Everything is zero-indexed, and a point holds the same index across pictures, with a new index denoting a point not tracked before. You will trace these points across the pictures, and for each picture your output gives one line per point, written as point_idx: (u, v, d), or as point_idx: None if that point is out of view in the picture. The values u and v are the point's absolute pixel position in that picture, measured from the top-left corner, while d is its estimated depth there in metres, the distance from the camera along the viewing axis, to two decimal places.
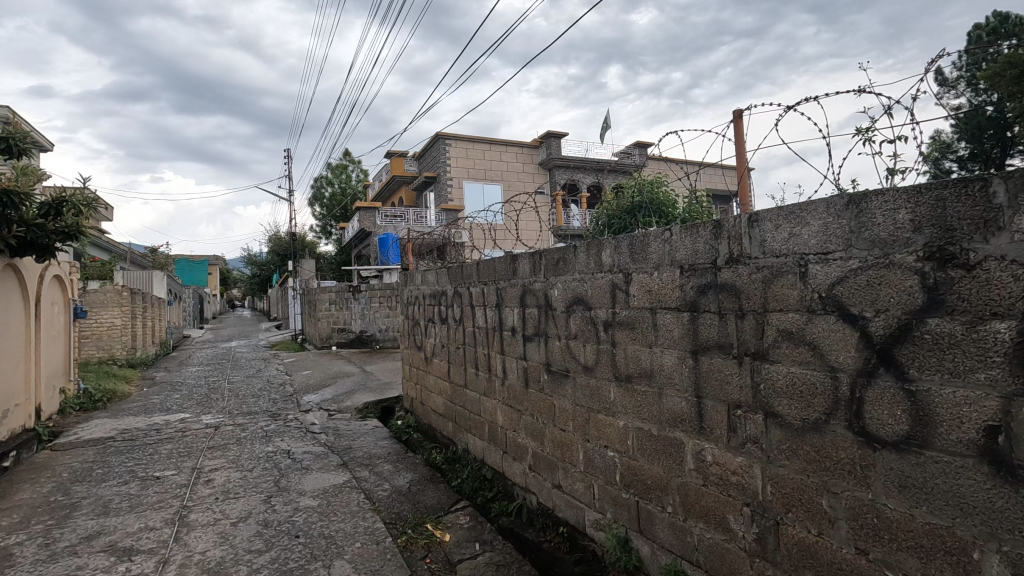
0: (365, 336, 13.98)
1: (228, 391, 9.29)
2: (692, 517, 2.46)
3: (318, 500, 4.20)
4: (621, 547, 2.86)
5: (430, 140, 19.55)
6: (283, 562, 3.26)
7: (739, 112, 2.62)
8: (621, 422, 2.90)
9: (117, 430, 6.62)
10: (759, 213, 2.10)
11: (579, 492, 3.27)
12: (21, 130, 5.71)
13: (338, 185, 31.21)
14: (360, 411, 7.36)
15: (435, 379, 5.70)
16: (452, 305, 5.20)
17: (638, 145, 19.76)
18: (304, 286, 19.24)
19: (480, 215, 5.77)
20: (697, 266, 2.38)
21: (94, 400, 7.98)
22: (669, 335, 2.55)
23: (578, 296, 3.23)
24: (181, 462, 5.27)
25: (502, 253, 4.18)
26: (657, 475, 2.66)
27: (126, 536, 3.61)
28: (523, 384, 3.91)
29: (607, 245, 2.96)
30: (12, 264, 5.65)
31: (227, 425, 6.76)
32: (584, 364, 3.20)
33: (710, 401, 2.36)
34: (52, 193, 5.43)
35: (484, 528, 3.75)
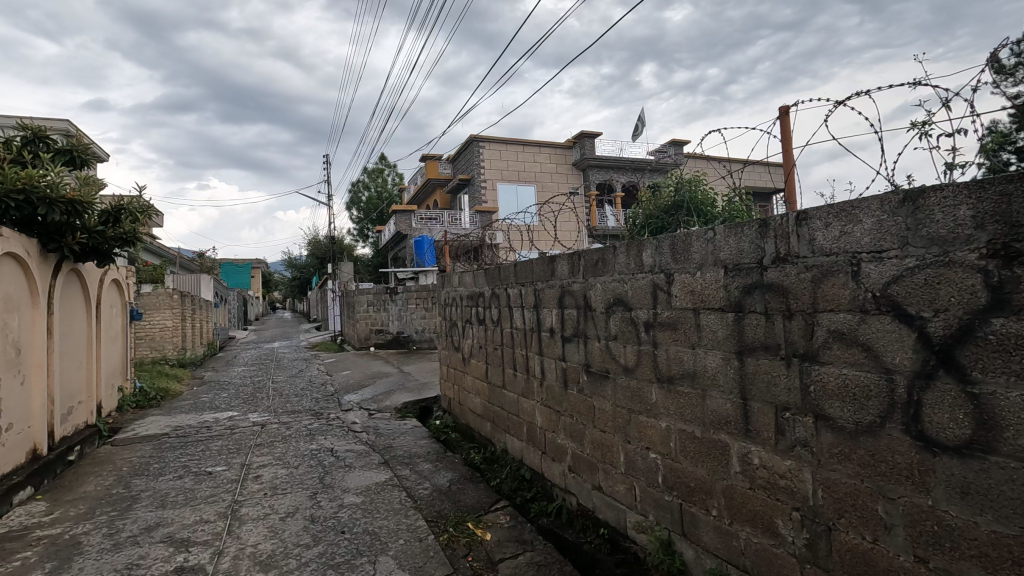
0: (402, 337, 14.23)
1: (272, 390, 9.60)
2: (739, 521, 2.42)
3: (362, 498, 4.31)
4: (665, 549, 2.83)
5: (464, 143, 19.75)
6: (331, 556, 3.35)
7: (787, 108, 2.57)
8: (663, 424, 2.88)
9: (170, 426, 6.93)
10: (808, 211, 2.05)
11: (620, 494, 3.25)
12: (84, 142, 6.04)
13: (374, 189, 31.81)
14: (399, 411, 7.49)
15: (473, 380, 5.75)
16: (489, 306, 5.23)
17: (674, 143, 19.49)
18: (343, 289, 19.68)
19: (517, 216, 5.79)
20: (742, 265, 2.35)
21: (149, 398, 8.38)
22: (713, 336, 2.52)
23: (618, 297, 3.22)
24: (231, 458, 5.48)
25: (540, 254, 4.19)
26: (701, 477, 2.62)
27: (183, 528, 3.78)
28: (562, 385, 3.91)
29: (648, 246, 2.94)
30: (76, 269, 5.98)
31: (273, 423, 6.99)
32: (625, 365, 3.18)
33: (757, 404, 2.32)
34: (111, 202, 5.77)
35: (524, 528, 3.77)
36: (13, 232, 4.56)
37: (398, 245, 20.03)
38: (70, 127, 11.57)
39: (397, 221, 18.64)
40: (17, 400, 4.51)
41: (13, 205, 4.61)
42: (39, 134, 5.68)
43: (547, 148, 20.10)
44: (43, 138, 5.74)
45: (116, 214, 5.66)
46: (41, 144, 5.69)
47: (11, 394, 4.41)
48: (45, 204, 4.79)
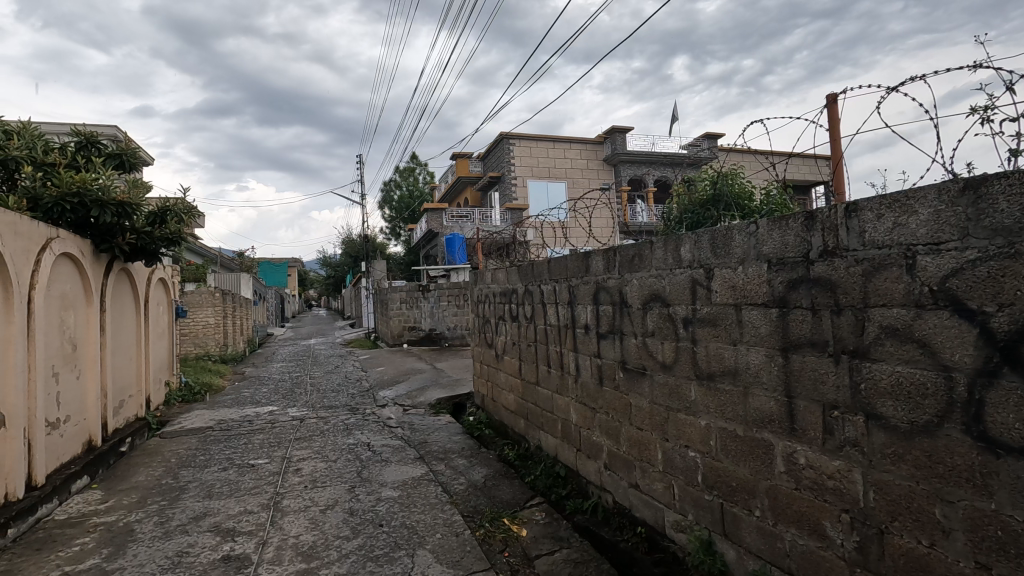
0: (434, 335, 14.40)
1: (310, 385, 9.83)
2: (783, 522, 2.35)
3: (399, 492, 4.37)
4: (705, 549, 2.78)
5: (495, 141, 19.81)
6: (370, 549, 3.41)
7: (834, 96, 2.48)
8: (703, 422, 2.82)
9: (214, 420, 7.17)
10: (858, 203, 1.98)
11: (658, 493, 3.20)
12: (132, 146, 6.27)
13: (406, 188, 32.22)
14: (433, 407, 7.59)
15: (506, 377, 5.75)
16: (522, 303, 5.23)
17: (708, 137, 19.11)
18: (376, 286, 20.01)
19: (550, 213, 5.77)
20: (786, 259, 2.28)
21: (194, 393, 8.69)
22: (755, 332, 2.46)
23: (655, 293, 3.17)
24: (272, 452, 5.63)
25: (574, 251, 4.16)
26: (743, 477, 2.56)
27: (228, 518, 3.91)
28: (598, 383, 3.88)
29: (686, 240, 2.89)
30: (125, 268, 6.23)
31: (311, 418, 7.16)
32: (662, 362, 3.13)
33: (802, 401, 2.25)
34: (158, 203, 5.96)
35: (560, 525, 3.76)
36: (69, 233, 4.80)
37: (429, 244, 20.22)
38: (118, 133, 12.17)
39: (428, 220, 18.84)
40: (73, 393, 4.73)
41: (68, 208, 4.82)
42: (90, 139, 5.93)
43: (577, 144, 19.97)
44: (95, 143, 5.99)
45: (163, 215, 5.87)
46: (92, 149, 5.94)
47: (68, 388, 4.63)
48: (97, 206, 4.99)
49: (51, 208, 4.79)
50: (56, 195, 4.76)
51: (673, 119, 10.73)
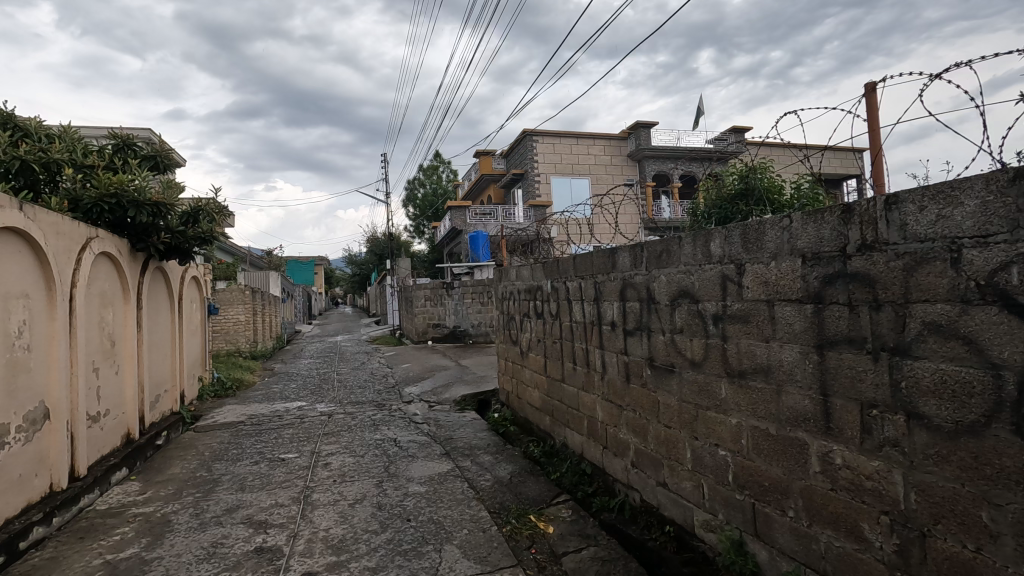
0: (458, 332, 14.49)
1: (337, 381, 10.00)
2: (819, 523, 2.30)
3: (425, 487, 4.41)
4: (736, 550, 2.73)
5: (518, 138, 19.79)
6: (398, 543, 3.44)
7: (873, 85, 2.41)
8: (733, 420, 2.77)
9: (245, 415, 7.34)
10: (899, 195, 1.91)
11: (687, 492, 3.16)
12: (167, 148, 6.45)
13: (430, 186, 32.43)
14: (458, 403, 7.63)
15: (531, 373, 5.74)
16: (547, 300, 5.21)
17: (735, 131, 18.74)
18: (400, 284, 20.19)
19: (574, 209, 5.74)
20: (822, 254, 2.22)
21: (226, 388, 8.91)
22: (788, 329, 2.41)
23: (683, 289, 3.13)
24: (302, 446, 5.74)
25: (600, 247, 4.13)
26: (776, 476, 2.51)
27: (260, 510, 3.99)
28: (624, 380, 3.84)
29: (716, 235, 2.84)
30: (160, 267, 6.41)
31: (338, 414, 7.28)
32: (691, 359, 3.09)
33: (839, 400, 2.19)
34: (191, 203, 6.12)
35: (587, 523, 3.75)
36: (107, 232, 4.96)
37: (453, 241, 20.33)
38: (152, 135, 12.59)
39: (452, 217, 18.94)
40: (112, 387, 4.89)
41: (106, 209, 4.97)
42: (127, 141, 6.11)
43: (600, 140, 19.82)
44: (131, 145, 6.18)
45: (195, 214, 6.03)
46: (129, 151, 6.12)
47: (108, 383, 4.78)
48: (134, 206, 5.14)
49: (90, 209, 4.95)
50: (95, 196, 4.92)
51: (699, 113, 10.60)
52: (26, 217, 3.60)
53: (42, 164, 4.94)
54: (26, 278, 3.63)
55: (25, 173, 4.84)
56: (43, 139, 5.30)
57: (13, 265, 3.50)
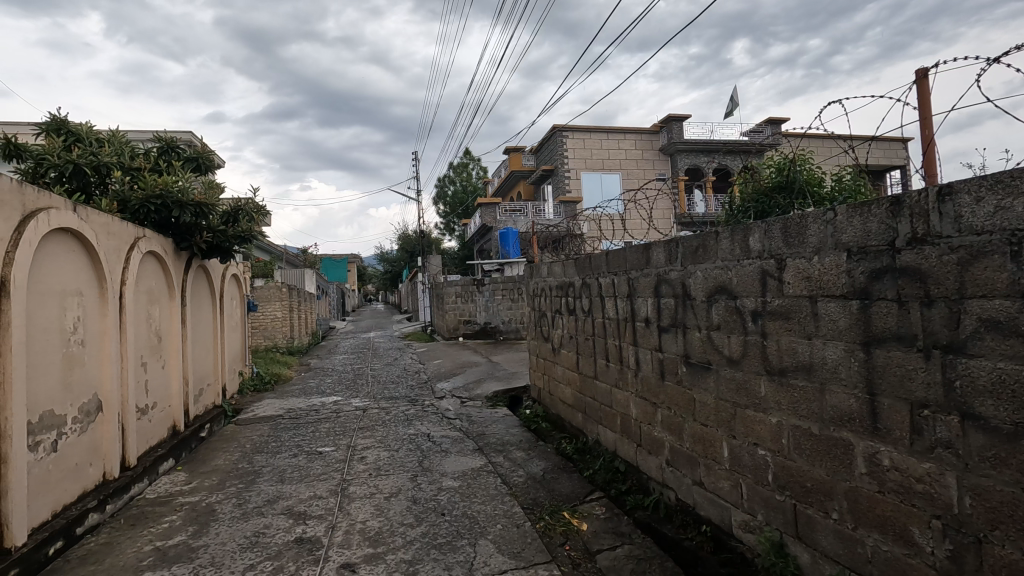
0: (489, 328, 14.55)
1: (371, 377, 10.18)
2: (865, 526, 2.23)
3: (459, 482, 4.45)
4: (776, 552, 2.66)
5: (548, 134, 19.70)
6: (433, 537, 3.48)
7: (925, 72, 2.30)
8: (774, 419, 2.71)
9: (283, 409, 7.54)
10: (953, 185, 1.83)
11: (724, 492, 3.10)
12: (208, 149, 6.66)
13: (460, 184, 32.61)
14: (490, 399, 7.68)
15: (563, 370, 5.72)
16: (579, 296, 5.18)
17: (772, 122, 18.22)
18: (431, 281, 20.39)
19: (606, 205, 5.69)
20: (868, 248, 2.14)
21: (265, 382, 9.18)
22: (833, 326, 2.33)
23: (720, 285, 3.06)
24: (338, 440, 5.87)
25: (634, 243, 4.08)
26: (819, 477, 2.44)
27: (300, 502, 4.10)
28: (659, 377, 3.80)
29: (755, 230, 2.77)
30: (203, 265, 6.63)
31: (373, 409, 7.41)
32: (729, 357, 3.02)
33: (887, 399, 2.11)
34: (231, 203, 6.30)
35: (621, 521, 3.73)
36: (153, 232, 5.15)
37: (483, 238, 20.41)
38: (193, 137, 13.10)
39: (482, 214, 19.01)
40: (159, 380, 5.09)
41: (152, 209, 5.16)
42: (171, 144, 6.34)
43: (631, 134, 19.55)
44: (174, 148, 6.40)
45: (235, 214, 6.22)
46: (173, 153, 6.35)
47: (155, 377, 4.98)
48: (178, 206, 5.32)
49: (137, 210, 5.13)
50: (142, 198, 5.10)
51: (733, 105, 10.37)
52: (79, 218, 3.77)
53: (94, 167, 5.16)
54: (80, 276, 3.81)
55: (77, 176, 5.06)
56: (94, 143, 5.53)
57: (67, 263, 3.67)
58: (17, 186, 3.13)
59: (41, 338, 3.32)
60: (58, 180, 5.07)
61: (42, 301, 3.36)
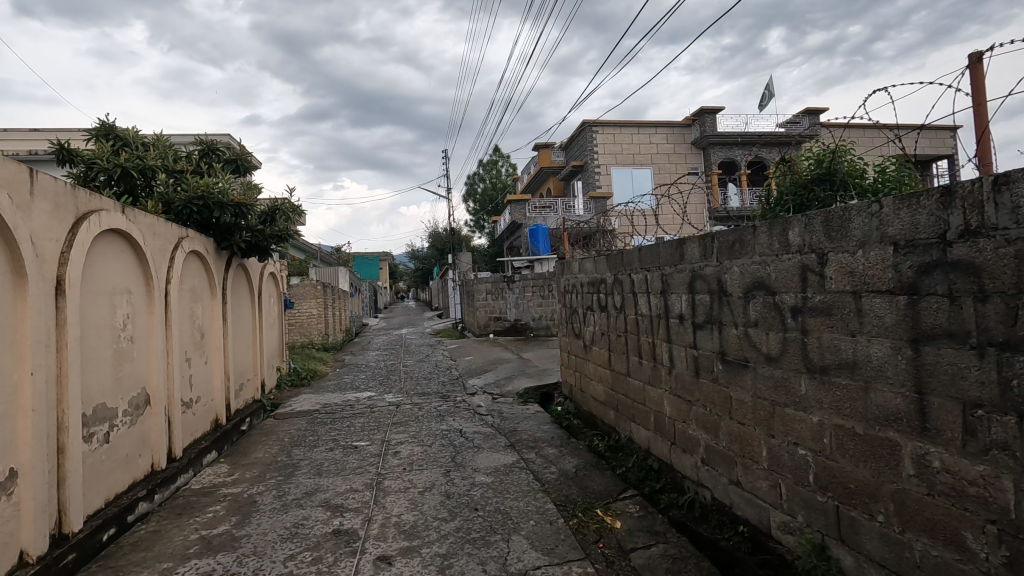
0: (519, 325, 14.57)
1: (404, 373, 10.33)
2: (913, 530, 2.15)
3: (492, 478, 4.48)
4: (818, 554, 2.59)
5: (578, 129, 19.56)
6: (467, 531, 3.52)
7: (979, 56, 2.20)
8: (815, 418, 2.63)
9: (319, 404, 7.72)
10: (1010, 174, 1.74)
11: (763, 492, 3.04)
12: (246, 151, 6.85)
13: (490, 181, 32.70)
14: (521, 396, 7.70)
15: (595, 367, 5.69)
16: (611, 293, 5.14)
17: (810, 113, 17.68)
18: (462, 277, 20.56)
19: (638, 200, 5.61)
20: (917, 241, 2.06)
21: (301, 378, 9.42)
22: (878, 322, 2.25)
23: (758, 280, 2.99)
24: (373, 434, 5.98)
25: (667, 238, 4.02)
26: (864, 478, 2.36)
27: (337, 495, 4.19)
28: (694, 375, 3.74)
29: (794, 224, 2.69)
30: (242, 264, 6.83)
31: (406, 404, 7.52)
32: (768, 354, 2.95)
33: (937, 399, 2.03)
34: (268, 203, 6.47)
35: (655, 519, 3.69)
36: (196, 232, 5.33)
37: (513, 235, 20.42)
38: (231, 141, 13.53)
39: (511, 211, 19.03)
40: (202, 375, 5.28)
41: (195, 210, 5.33)
42: (211, 147, 6.54)
43: (663, 128, 19.26)
44: (214, 150, 6.60)
45: (273, 214, 6.39)
46: (213, 156, 6.55)
47: (199, 372, 5.17)
48: (219, 207, 5.49)
49: (181, 211, 5.31)
50: (185, 199, 5.27)
51: (769, 97, 10.11)
52: (127, 219, 3.94)
53: (139, 170, 5.34)
54: (128, 275, 3.97)
55: (125, 179, 5.26)
56: (139, 147, 5.74)
57: (117, 263, 3.83)
58: (70, 189, 3.29)
59: (94, 335, 3.48)
60: (107, 183, 5.28)
61: (94, 299, 3.52)
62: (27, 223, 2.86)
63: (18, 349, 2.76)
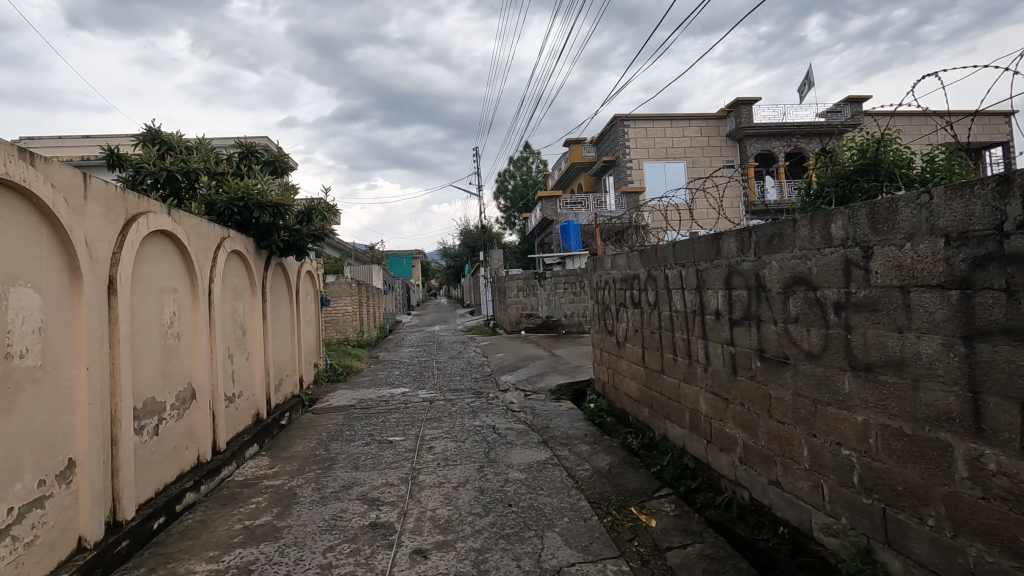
0: (551, 322, 14.53)
1: (437, 369, 10.45)
2: (966, 535, 2.05)
3: (525, 474, 4.49)
4: (862, 558, 2.51)
5: (609, 124, 19.35)
6: (501, 527, 3.53)
7: None
8: (859, 417, 2.54)
9: (355, 399, 7.88)
10: None
11: (804, 492, 2.95)
12: (283, 153, 7.02)
13: (520, 178, 32.68)
14: (554, 393, 7.69)
15: (628, 364, 5.63)
16: (645, 289, 5.07)
17: (852, 101, 17.04)
18: (493, 274, 20.64)
19: (672, 195, 5.52)
20: (971, 233, 1.96)
21: (338, 373, 9.63)
22: (928, 318, 2.16)
23: (799, 275, 2.91)
24: (407, 430, 6.07)
25: (703, 233, 3.94)
26: (912, 480, 2.27)
27: (373, 488, 4.27)
28: (730, 372, 3.66)
29: (837, 217, 2.60)
30: (280, 263, 7.01)
31: (440, 400, 7.60)
32: (809, 351, 2.87)
33: (993, 399, 1.93)
34: (305, 203, 6.61)
35: (691, 519, 3.64)
36: (236, 232, 5.50)
37: (545, 232, 20.37)
38: (268, 143, 13.91)
39: (543, 208, 18.98)
40: (244, 371, 5.45)
41: (236, 211, 5.49)
42: (250, 149, 6.73)
43: (697, 120, 18.88)
44: (253, 152, 6.78)
45: (309, 214, 6.53)
46: (252, 158, 6.73)
47: (241, 368, 5.34)
48: (258, 207, 5.64)
49: (222, 212, 5.47)
50: (226, 200, 5.43)
51: (809, 85, 9.79)
52: (173, 221, 4.09)
53: (183, 173, 5.56)
54: (174, 274, 4.12)
55: (171, 182, 5.46)
56: (183, 151, 5.95)
57: (164, 263, 3.99)
58: (120, 193, 3.44)
59: (143, 332, 3.63)
60: (154, 186, 5.50)
61: (143, 297, 3.67)
62: (81, 226, 2.99)
63: (75, 344, 2.90)
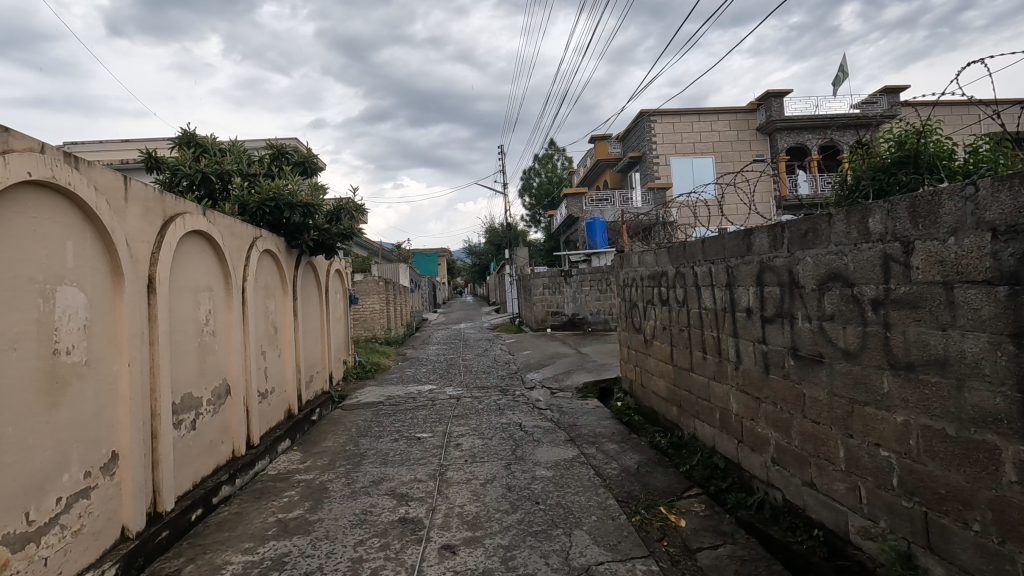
0: (577, 320, 14.46)
1: (463, 367, 10.51)
2: (1014, 541, 1.97)
3: (552, 472, 4.48)
4: (902, 563, 2.43)
5: (635, 119, 19.13)
6: (529, 524, 3.54)
7: None
8: (899, 418, 2.47)
9: (383, 396, 7.99)
10: None
11: (839, 494, 2.88)
12: (312, 154, 7.14)
13: (546, 175, 32.58)
14: (580, 390, 7.67)
15: (656, 362, 5.57)
16: (673, 286, 5.00)
17: (889, 92, 16.49)
18: (519, 272, 20.63)
19: (700, 190, 5.42)
20: (1020, 227, 1.88)
21: (366, 370, 9.77)
22: (972, 315, 2.08)
23: (835, 271, 2.83)
24: (435, 426, 6.12)
25: (734, 229, 3.87)
26: (956, 484, 2.19)
27: (402, 484, 4.33)
28: (762, 371, 3.59)
29: (876, 211, 2.52)
30: (310, 262, 7.14)
31: (466, 397, 7.65)
32: (846, 349, 2.78)
33: None
34: (334, 202, 6.71)
35: (722, 520, 3.58)
36: (268, 231, 5.62)
37: (570, 229, 20.27)
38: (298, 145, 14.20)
39: (568, 205, 18.89)
40: (276, 367, 5.57)
41: (267, 211, 5.60)
42: (281, 151, 6.87)
43: (725, 114, 18.53)
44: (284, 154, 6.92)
45: (339, 213, 6.62)
46: (283, 159, 6.87)
47: (273, 365, 5.47)
48: (289, 207, 5.75)
49: (255, 212, 5.60)
50: (259, 200, 5.55)
51: (844, 76, 9.49)
52: (208, 221, 4.20)
53: (217, 175, 5.70)
54: (210, 273, 4.24)
55: (205, 184, 5.61)
56: (217, 153, 6.11)
57: (200, 262, 4.10)
58: (158, 195, 3.55)
59: (181, 329, 3.74)
60: (190, 188, 5.66)
61: (180, 296, 3.78)
62: (122, 227, 3.10)
63: (117, 341, 3.01)
